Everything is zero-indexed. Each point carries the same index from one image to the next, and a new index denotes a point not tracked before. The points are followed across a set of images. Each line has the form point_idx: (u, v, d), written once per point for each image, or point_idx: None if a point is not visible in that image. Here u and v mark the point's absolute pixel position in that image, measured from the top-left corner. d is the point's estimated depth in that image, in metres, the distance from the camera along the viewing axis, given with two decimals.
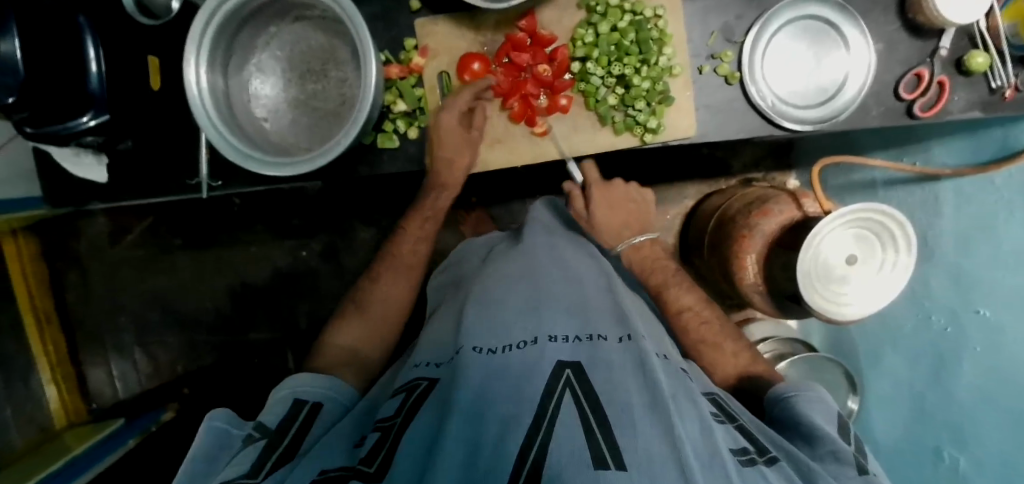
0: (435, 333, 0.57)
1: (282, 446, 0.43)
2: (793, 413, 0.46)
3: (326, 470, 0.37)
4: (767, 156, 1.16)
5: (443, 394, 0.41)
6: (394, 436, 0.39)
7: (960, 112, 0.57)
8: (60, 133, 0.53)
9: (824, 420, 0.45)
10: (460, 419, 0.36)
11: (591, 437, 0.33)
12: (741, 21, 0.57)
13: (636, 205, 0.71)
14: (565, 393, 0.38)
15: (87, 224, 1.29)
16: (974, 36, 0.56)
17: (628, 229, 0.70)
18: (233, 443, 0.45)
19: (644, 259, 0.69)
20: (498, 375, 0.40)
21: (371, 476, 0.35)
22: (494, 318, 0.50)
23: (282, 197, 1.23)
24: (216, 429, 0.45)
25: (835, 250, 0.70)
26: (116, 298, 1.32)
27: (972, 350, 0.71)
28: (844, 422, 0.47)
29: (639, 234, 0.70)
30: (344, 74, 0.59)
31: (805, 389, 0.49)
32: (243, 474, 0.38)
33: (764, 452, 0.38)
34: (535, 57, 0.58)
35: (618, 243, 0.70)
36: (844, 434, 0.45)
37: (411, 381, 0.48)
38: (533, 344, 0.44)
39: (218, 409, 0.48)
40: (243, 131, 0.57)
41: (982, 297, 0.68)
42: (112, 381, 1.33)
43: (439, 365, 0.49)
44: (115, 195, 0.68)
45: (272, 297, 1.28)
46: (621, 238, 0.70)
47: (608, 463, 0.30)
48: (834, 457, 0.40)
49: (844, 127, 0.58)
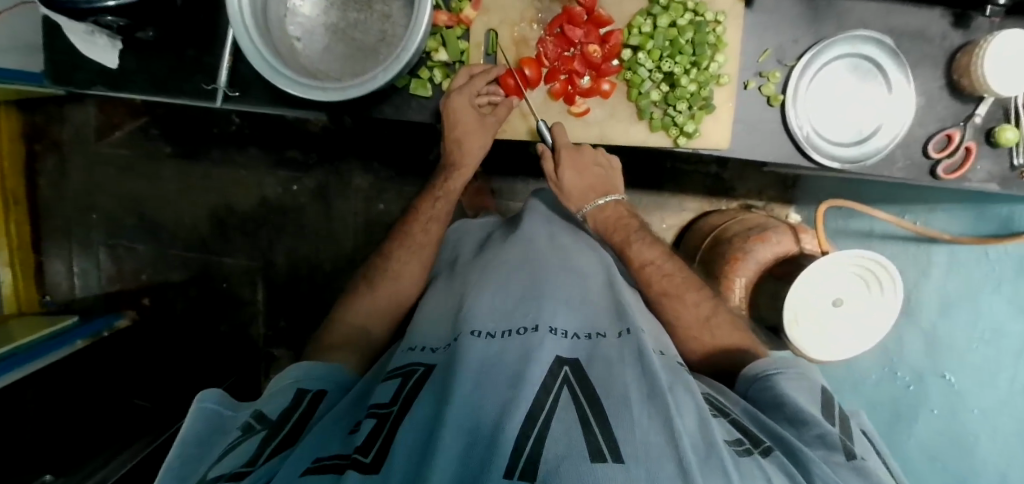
0: (428, 317, 0.56)
1: (279, 435, 0.42)
2: (772, 393, 0.47)
3: (321, 458, 0.36)
4: (772, 186, 1.17)
5: (442, 380, 0.40)
6: (391, 425, 0.38)
7: (980, 182, 0.59)
8: (76, 6, 0.48)
9: (806, 398, 0.46)
10: (458, 409, 0.35)
11: (588, 431, 0.33)
12: (796, 45, 0.58)
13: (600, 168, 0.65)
14: (562, 389, 0.38)
15: (75, 111, 1.23)
16: (1008, 110, 0.57)
17: (593, 192, 0.65)
18: (229, 426, 0.44)
19: (609, 219, 0.65)
20: (497, 361, 0.41)
21: (367, 467, 0.33)
22: (494, 303, 0.50)
23: (285, 125, 1.18)
24: (207, 410, 0.44)
25: (829, 291, 0.72)
26: (92, 194, 1.27)
27: (927, 411, 0.77)
28: (829, 399, 0.47)
29: (603, 197, 0.65)
30: (389, 10, 0.57)
31: (785, 368, 0.50)
32: (240, 463, 0.38)
33: (759, 443, 0.39)
34: (587, 35, 0.57)
35: (582, 206, 0.65)
36: (829, 414, 0.45)
37: (407, 366, 0.46)
38: (533, 332, 0.44)
39: (211, 389, 0.47)
40: (276, 48, 0.54)
41: (950, 363, 0.73)
42: (71, 276, 1.28)
43: (438, 350, 0.48)
44: (122, 83, 0.65)
45: (254, 225, 1.25)
46: (587, 200, 0.65)
47: (605, 455, 0.31)
48: (821, 441, 0.40)
49: (867, 172, 0.60)
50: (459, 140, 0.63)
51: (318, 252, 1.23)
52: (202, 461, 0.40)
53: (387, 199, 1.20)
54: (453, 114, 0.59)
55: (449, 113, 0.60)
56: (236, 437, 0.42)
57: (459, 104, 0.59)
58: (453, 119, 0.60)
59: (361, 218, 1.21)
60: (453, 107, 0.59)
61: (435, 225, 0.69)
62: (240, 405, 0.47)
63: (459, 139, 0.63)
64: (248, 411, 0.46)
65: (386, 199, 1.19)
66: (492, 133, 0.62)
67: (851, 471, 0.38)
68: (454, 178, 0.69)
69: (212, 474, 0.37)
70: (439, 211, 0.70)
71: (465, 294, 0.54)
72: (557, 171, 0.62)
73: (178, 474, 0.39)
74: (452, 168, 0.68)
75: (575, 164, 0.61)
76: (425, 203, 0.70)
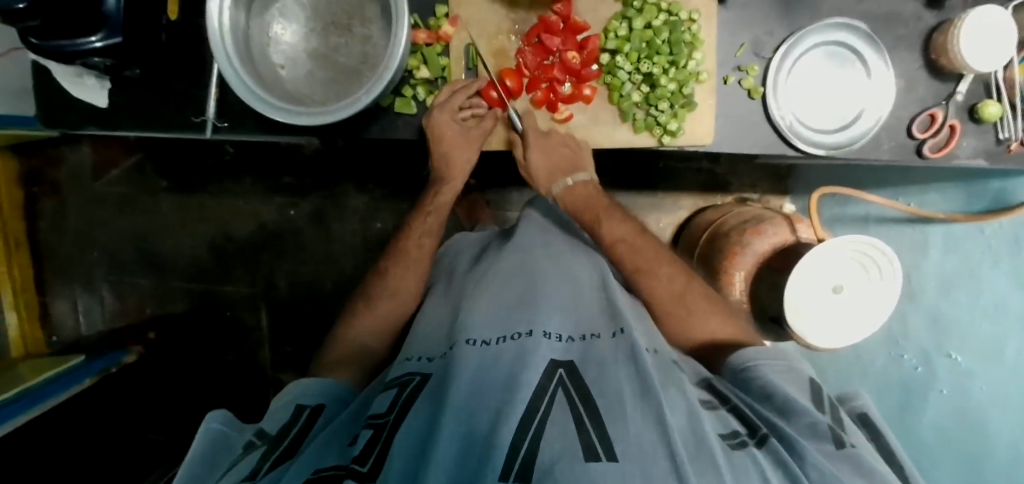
0: (425, 329, 0.56)
1: (278, 449, 0.42)
2: (761, 383, 0.46)
3: (321, 469, 0.37)
4: (765, 178, 1.17)
5: (436, 388, 0.40)
6: (389, 433, 0.38)
7: (967, 158, 0.59)
8: (64, 49, 0.50)
9: (795, 390, 0.45)
10: (453, 417, 0.35)
11: (582, 430, 0.33)
12: (772, 38, 0.58)
13: (569, 149, 0.62)
14: (557, 390, 0.38)
15: (71, 152, 1.24)
16: (989, 85, 0.57)
17: (562, 174, 0.64)
18: (233, 445, 0.44)
19: (578, 200, 0.66)
20: (492, 367, 0.41)
21: (364, 476, 0.34)
22: (490, 311, 0.50)
23: (278, 152, 1.19)
24: (213, 430, 0.45)
25: (825, 278, 0.72)
26: (92, 232, 1.28)
27: (937, 392, 0.77)
28: (818, 388, 0.47)
29: (571, 177, 0.63)
30: (369, 32, 0.58)
31: (771, 359, 0.49)
32: (241, 477, 0.38)
33: (756, 432, 0.39)
34: (564, 43, 0.58)
35: (549, 187, 0.65)
36: (819, 401, 0.44)
37: (403, 376, 0.46)
38: (527, 337, 0.44)
39: (217, 410, 0.47)
40: (260, 76, 0.55)
41: (953, 343, 0.74)
42: (76, 315, 1.29)
43: (432, 359, 0.48)
44: (113, 121, 0.66)
45: (253, 253, 1.25)
46: (555, 180, 0.64)
47: (599, 455, 0.31)
48: (811, 430, 0.40)
49: (853, 157, 0.60)
50: (447, 155, 0.64)
51: (318, 275, 1.24)
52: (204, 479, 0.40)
53: (383, 218, 1.20)
54: (438, 130, 0.60)
55: (433, 130, 0.60)
56: (238, 455, 0.42)
57: (444, 119, 0.59)
58: (439, 135, 0.61)
59: (358, 238, 1.22)
60: (438, 122, 0.60)
61: (431, 240, 0.70)
62: (244, 425, 0.48)
63: (446, 154, 0.64)
64: (250, 430, 0.46)
65: (382, 218, 1.20)
66: (477, 147, 0.64)
67: (841, 459, 0.37)
68: (443, 192, 0.70)
69: None
70: (432, 225, 0.70)
71: (461, 304, 0.54)
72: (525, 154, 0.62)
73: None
74: (442, 182, 0.69)
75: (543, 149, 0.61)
76: (418, 220, 0.71)
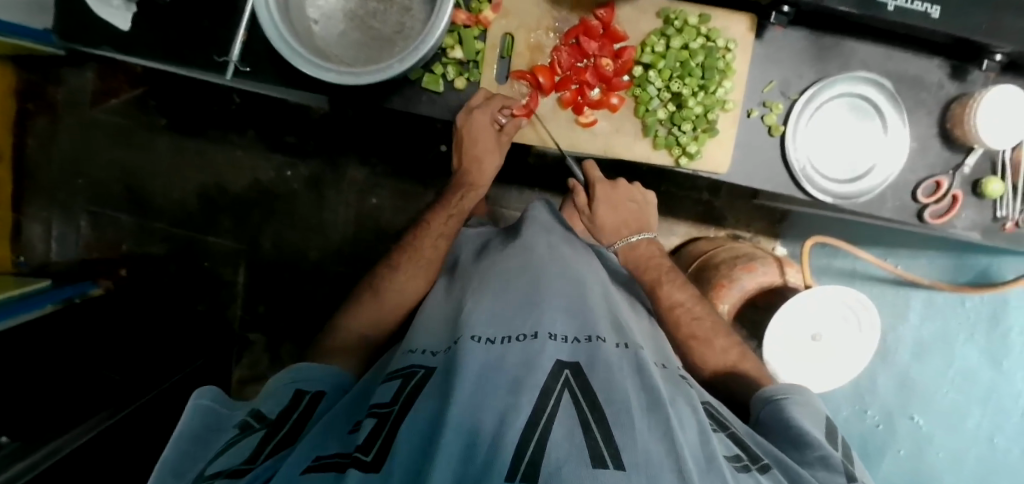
0: (426, 324, 0.55)
1: (278, 435, 0.42)
2: (782, 416, 0.47)
3: (321, 456, 0.36)
4: (759, 219, 1.19)
5: (441, 385, 0.40)
6: (393, 424, 0.38)
7: (964, 229, 0.61)
8: None
9: (813, 424, 0.46)
10: (458, 413, 0.35)
11: (590, 436, 0.33)
12: (801, 80, 0.60)
13: (634, 204, 0.73)
14: (563, 392, 0.38)
15: (72, 74, 1.21)
16: (995, 162, 0.60)
17: (626, 227, 0.72)
18: (228, 425, 0.44)
19: (640, 257, 0.70)
20: (496, 366, 0.41)
21: (368, 466, 0.33)
22: (494, 311, 0.49)
23: (286, 110, 1.18)
24: (205, 406, 0.44)
25: (802, 325, 0.74)
26: (81, 158, 1.24)
27: (894, 452, 0.83)
28: (833, 426, 0.49)
29: (636, 233, 0.72)
30: (410, 4, 0.58)
31: (796, 393, 0.50)
32: (239, 461, 0.38)
33: (757, 459, 0.39)
34: (602, 48, 0.59)
35: (614, 242, 0.72)
36: (831, 436, 0.46)
37: (408, 367, 0.46)
38: (532, 339, 0.44)
39: (207, 386, 0.47)
40: (293, 27, 0.54)
41: (923, 409, 0.81)
42: (48, 239, 1.25)
43: (437, 353, 0.47)
44: (129, 46, 0.64)
45: (244, 208, 1.23)
46: (619, 236, 0.72)
47: (606, 462, 0.31)
48: (823, 463, 0.42)
49: (858, 210, 0.62)
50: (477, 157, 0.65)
51: (308, 240, 1.23)
52: (199, 456, 0.40)
53: (381, 194, 1.20)
54: (473, 128, 0.60)
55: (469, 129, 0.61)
56: (235, 434, 0.42)
57: (481, 119, 0.60)
58: (471, 134, 0.61)
59: (352, 211, 1.21)
60: (475, 121, 0.60)
61: (445, 242, 0.68)
62: (235, 403, 0.47)
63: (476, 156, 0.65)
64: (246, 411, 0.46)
65: (380, 194, 1.20)
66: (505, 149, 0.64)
67: None
68: (468, 198, 0.70)
69: (210, 471, 0.37)
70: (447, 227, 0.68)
71: (463, 299, 0.55)
72: (593, 205, 0.71)
73: (175, 467, 0.39)
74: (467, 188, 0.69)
75: (608, 198, 0.71)
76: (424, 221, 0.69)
